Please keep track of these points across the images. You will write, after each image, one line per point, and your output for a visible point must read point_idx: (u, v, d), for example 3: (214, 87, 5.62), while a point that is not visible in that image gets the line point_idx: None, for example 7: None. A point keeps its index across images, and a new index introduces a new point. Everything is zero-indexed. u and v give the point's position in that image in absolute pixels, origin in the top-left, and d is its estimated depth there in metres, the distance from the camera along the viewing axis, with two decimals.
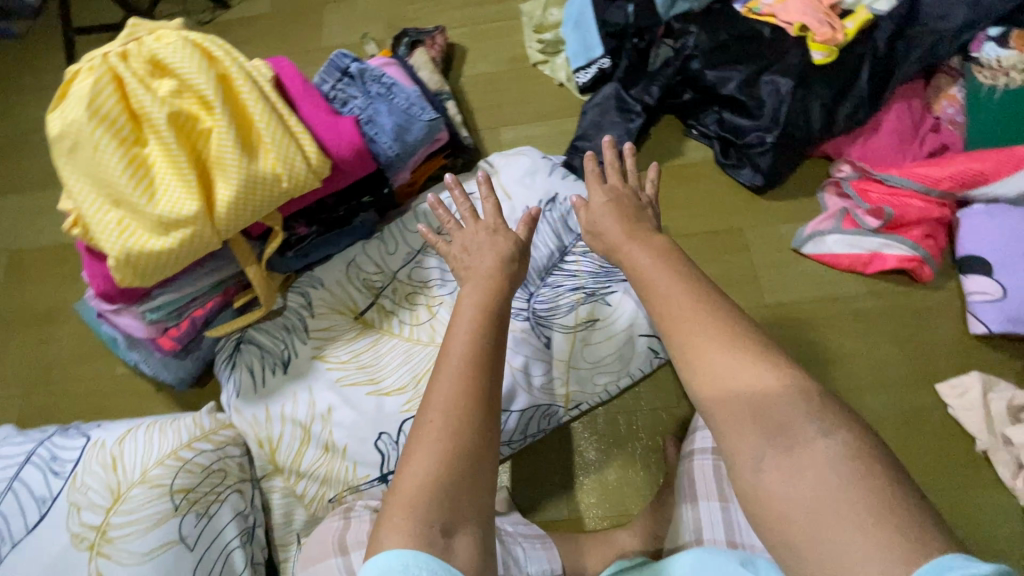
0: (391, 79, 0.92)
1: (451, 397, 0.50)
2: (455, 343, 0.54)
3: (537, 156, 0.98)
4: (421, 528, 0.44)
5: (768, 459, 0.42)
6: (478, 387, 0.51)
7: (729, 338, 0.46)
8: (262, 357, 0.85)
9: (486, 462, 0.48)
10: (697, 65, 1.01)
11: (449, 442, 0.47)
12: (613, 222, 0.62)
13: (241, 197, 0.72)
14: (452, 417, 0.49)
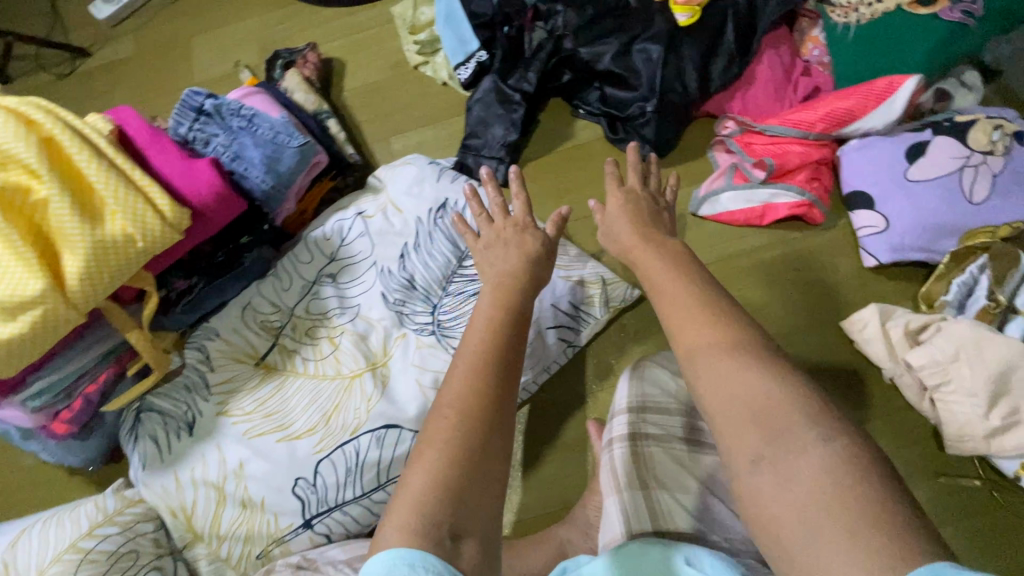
0: (251, 110, 0.87)
1: (463, 394, 0.50)
2: (468, 344, 0.56)
3: (423, 164, 0.95)
4: (424, 528, 0.43)
5: (765, 462, 0.41)
6: (488, 384, 0.51)
7: (738, 345, 0.47)
8: (165, 424, 0.81)
9: (490, 461, 0.47)
10: (570, 44, 1.00)
11: (457, 440, 0.47)
12: (628, 225, 0.68)
13: (93, 266, 0.67)
14: (464, 414, 0.49)
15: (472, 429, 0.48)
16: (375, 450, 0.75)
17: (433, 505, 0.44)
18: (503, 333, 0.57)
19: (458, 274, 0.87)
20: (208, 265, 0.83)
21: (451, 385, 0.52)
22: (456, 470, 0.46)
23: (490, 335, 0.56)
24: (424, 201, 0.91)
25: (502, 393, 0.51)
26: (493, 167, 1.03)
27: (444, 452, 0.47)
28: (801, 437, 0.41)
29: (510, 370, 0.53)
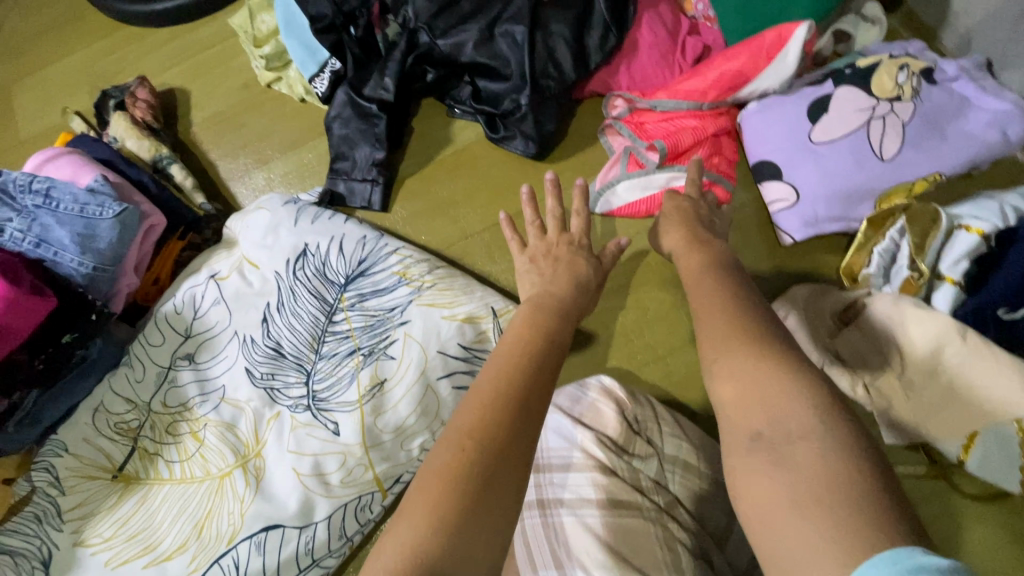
0: (45, 182, 0.73)
1: (477, 417, 0.41)
2: (492, 367, 0.46)
3: (277, 206, 0.82)
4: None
5: (760, 444, 0.37)
6: (509, 408, 0.42)
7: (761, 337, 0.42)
8: (13, 566, 0.69)
9: (499, 513, 0.38)
10: (425, 38, 0.86)
11: (471, 475, 0.38)
12: (675, 229, 0.62)
13: None
14: (479, 445, 0.40)
15: (480, 463, 0.39)
16: (255, 560, 0.65)
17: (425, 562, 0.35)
18: (536, 355, 0.47)
19: (330, 333, 0.75)
20: (29, 376, 0.71)
21: (472, 408, 0.42)
22: (458, 520, 0.36)
23: (515, 356, 0.47)
24: (280, 251, 0.79)
25: (528, 427, 0.42)
26: (366, 191, 0.90)
27: (447, 496, 0.37)
28: (796, 411, 0.37)
29: (543, 396, 0.44)
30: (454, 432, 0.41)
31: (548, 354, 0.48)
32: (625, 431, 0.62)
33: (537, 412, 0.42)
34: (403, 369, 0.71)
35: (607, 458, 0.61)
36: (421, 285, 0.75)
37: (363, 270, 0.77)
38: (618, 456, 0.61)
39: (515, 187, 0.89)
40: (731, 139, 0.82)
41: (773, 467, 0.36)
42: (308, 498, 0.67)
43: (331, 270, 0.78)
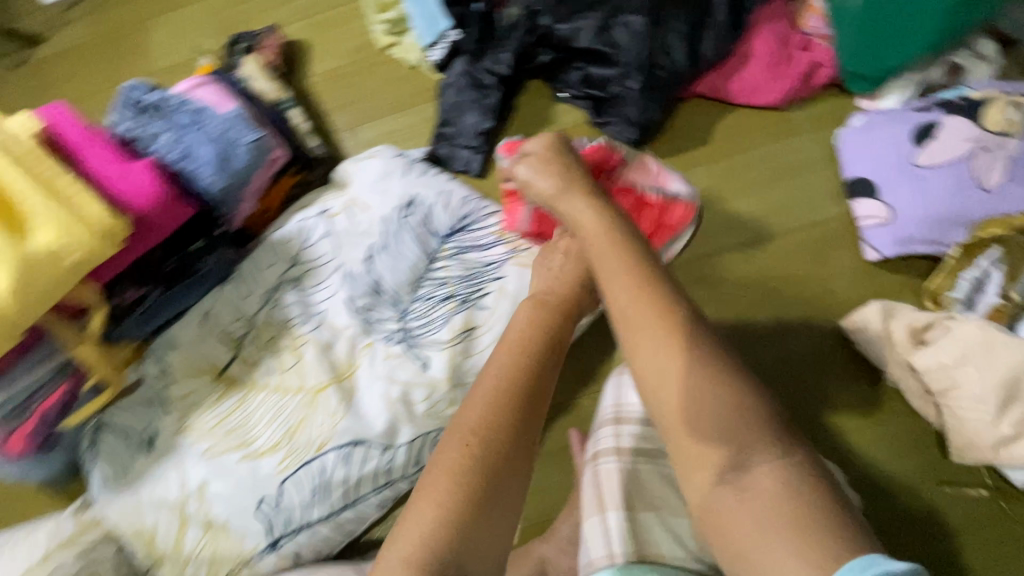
0: (198, 103, 0.80)
1: (479, 419, 0.51)
2: (490, 377, 0.55)
3: (390, 155, 0.88)
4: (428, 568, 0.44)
5: (726, 477, 0.45)
6: (500, 416, 0.51)
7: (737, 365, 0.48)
8: (126, 439, 0.78)
9: (496, 496, 0.48)
10: (547, 21, 0.91)
11: (470, 472, 0.48)
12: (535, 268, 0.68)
13: (21, 283, 0.62)
14: (476, 444, 0.49)
15: (479, 465, 0.48)
16: (341, 472, 0.71)
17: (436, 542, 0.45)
18: (526, 366, 0.56)
19: (428, 277, 0.81)
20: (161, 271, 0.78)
21: (475, 414, 0.52)
22: (463, 507, 0.46)
23: (507, 369, 0.55)
24: (389, 197, 0.85)
25: (521, 428, 0.51)
26: (467, 157, 0.96)
27: (454, 487, 0.47)
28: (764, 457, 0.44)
29: (530, 404, 0.53)
30: (457, 433, 0.51)
31: (539, 366, 0.56)
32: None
33: (528, 412, 0.52)
34: (492, 321, 0.77)
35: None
36: (517, 246, 0.80)
37: (464, 226, 0.83)
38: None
39: None
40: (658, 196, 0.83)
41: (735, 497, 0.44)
42: (395, 421, 0.73)
43: (434, 221, 0.84)
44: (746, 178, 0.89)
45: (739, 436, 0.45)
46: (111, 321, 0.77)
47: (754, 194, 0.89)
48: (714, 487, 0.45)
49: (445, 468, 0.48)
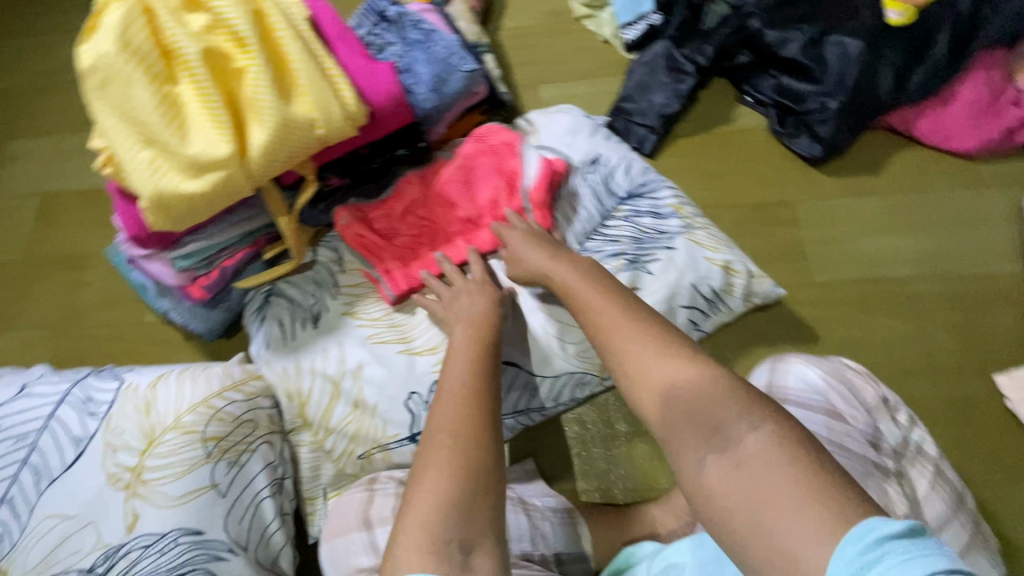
0: (430, 25, 0.85)
1: (455, 421, 0.57)
2: (452, 383, 0.63)
3: (579, 115, 0.92)
4: (434, 548, 0.48)
5: (709, 460, 0.42)
6: (474, 415, 0.58)
7: (660, 347, 0.49)
8: (291, 310, 0.81)
9: (489, 481, 0.53)
10: (757, 24, 0.94)
11: (457, 462, 0.54)
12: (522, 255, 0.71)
13: (277, 141, 0.68)
14: (461, 440, 0.56)
15: (467, 461, 0.54)
16: None
17: (436, 520, 0.49)
18: (475, 371, 0.64)
19: (598, 232, 0.85)
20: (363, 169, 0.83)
21: (447, 416, 0.58)
22: (455, 495, 0.51)
23: (468, 375, 0.63)
24: (575, 151, 0.89)
25: (493, 427, 0.58)
26: (642, 136, 0.98)
27: (453, 479, 0.52)
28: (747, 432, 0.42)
29: (491, 406, 0.60)
30: (433, 434, 0.57)
31: (483, 371, 0.64)
32: (873, 398, 0.71)
33: (481, 416, 0.59)
34: (656, 286, 0.79)
35: (857, 416, 0.69)
36: (692, 224, 0.83)
37: (642, 193, 0.87)
38: (867, 417, 0.69)
39: (778, 181, 0.95)
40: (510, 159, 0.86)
41: (732, 469, 0.41)
42: (547, 355, 0.80)
43: (614, 182, 0.87)
44: (922, 216, 0.89)
45: (665, 420, 0.46)
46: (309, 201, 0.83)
47: (928, 234, 0.88)
48: (704, 463, 0.43)
49: (434, 462, 0.54)
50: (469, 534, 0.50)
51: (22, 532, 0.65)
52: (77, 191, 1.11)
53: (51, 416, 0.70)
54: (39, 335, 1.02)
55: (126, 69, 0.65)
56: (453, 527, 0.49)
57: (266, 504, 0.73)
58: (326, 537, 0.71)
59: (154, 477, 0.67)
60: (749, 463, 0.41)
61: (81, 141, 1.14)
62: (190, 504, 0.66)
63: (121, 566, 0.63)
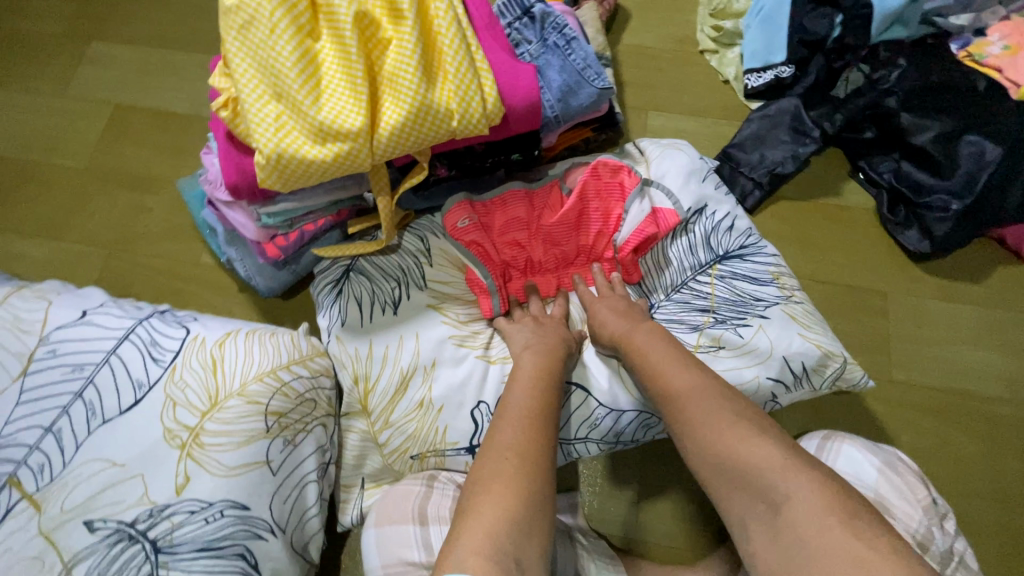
0: (573, 32, 0.80)
1: (520, 441, 0.57)
2: (517, 400, 0.62)
3: (695, 156, 0.89)
4: (494, 556, 0.47)
5: (752, 525, 0.54)
6: (538, 439, 0.58)
7: (717, 421, 0.59)
8: (372, 293, 0.78)
9: (544, 515, 0.52)
10: (894, 103, 0.91)
11: (520, 480, 0.53)
12: (609, 317, 0.76)
13: (409, 124, 0.64)
14: (523, 459, 0.55)
15: (526, 483, 0.53)
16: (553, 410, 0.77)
17: (499, 531, 0.49)
18: (538, 396, 0.64)
19: (688, 285, 0.84)
20: (472, 165, 0.79)
21: (509, 432, 0.58)
22: (516, 511, 0.51)
23: (531, 396, 0.63)
24: (686, 193, 0.86)
25: (552, 458, 0.57)
26: (746, 189, 0.95)
27: (512, 499, 0.51)
28: (792, 502, 0.52)
29: (552, 435, 0.59)
30: (498, 449, 0.56)
31: (547, 397, 0.63)
32: (927, 498, 0.68)
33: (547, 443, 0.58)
34: (744, 352, 0.77)
35: (908, 513, 0.67)
36: (791, 296, 0.81)
37: (743, 254, 0.83)
38: (918, 515, 0.67)
39: (876, 268, 0.92)
40: (613, 206, 0.85)
41: (770, 532, 0.53)
42: (618, 391, 0.77)
43: (716, 238, 0.84)
44: (1016, 338, 0.87)
45: (719, 484, 0.57)
46: (410, 186, 0.80)
47: (1018, 356, 0.86)
48: (751, 526, 0.55)
49: (497, 473, 0.54)
50: (526, 555, 0.48)
51: (64, 469, 0.62)
52: (154, 112, 1.06)
53: (113, 352, 0.67)
54: (89, 252, 0.98)
55: (278, 20, 0.62)
56: (513, 544, 0.48)
57: (311, 488, 0.70)
58: (372, 519, 0.70)
59: (211, 442, 0.64)
60: (789, 525, 0.52)
61: (166, 61, 1.09)
62: (242, 477, 0.64)
63: (163, 527, 0.60)
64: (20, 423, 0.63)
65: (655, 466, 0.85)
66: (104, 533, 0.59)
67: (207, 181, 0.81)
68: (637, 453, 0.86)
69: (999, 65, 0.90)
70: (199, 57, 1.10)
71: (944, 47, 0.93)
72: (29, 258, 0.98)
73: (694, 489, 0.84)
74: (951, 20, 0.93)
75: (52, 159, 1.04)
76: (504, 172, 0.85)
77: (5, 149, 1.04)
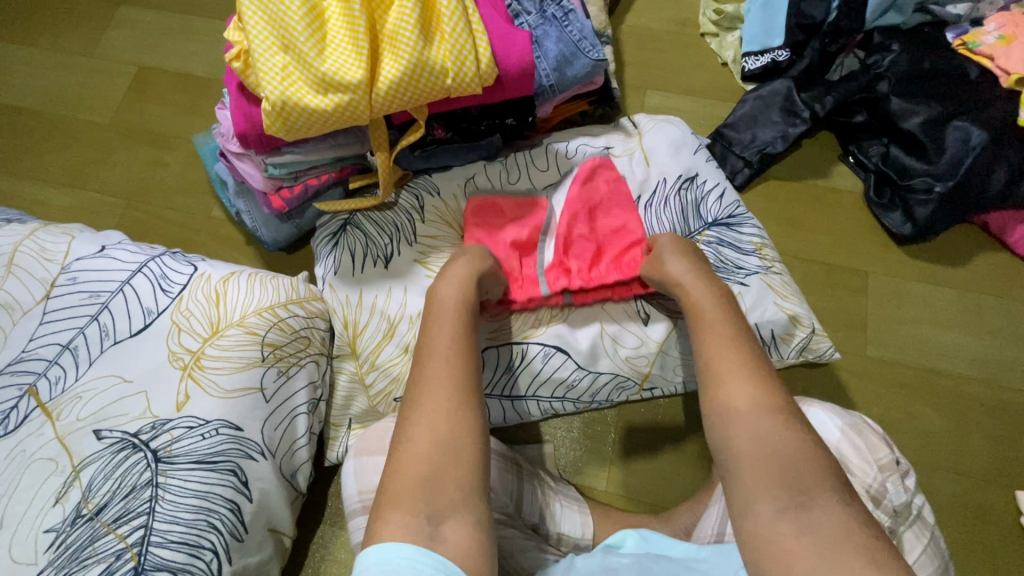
0: (571, 5, 0.83)
1: (430, 406, 0.54)
2: (434, 353, 0.59)
3: (687, 131, 0.91)
4: (407, 522, 0.47)
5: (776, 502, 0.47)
6: (455, 397, 0.55)
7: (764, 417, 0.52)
8: (365, 245, 0.83)
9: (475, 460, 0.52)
10: (885, 87, 0.92)
11: (434, 450, 0.51)
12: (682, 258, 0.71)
13: (406, 79, 0.68)
14: (439, 429, 0.53)
15: (446, 428, 0.53)
16: (533, 370, 0.80)
17: (432, 471, 0.50)
18: (461, 337, 0.61)
19: None
20: (468, 128, 0.82)
21: (434, 374, 0.57)
22: (435, 475, 0.50)
23: (452, 350, 0.59)
24: (676, 164, 0.88)
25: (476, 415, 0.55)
26: (737, 167, 0.97)
27: (424, 467, 0.50)
28: (815, 488, 0.47)
29: (471, 380, 0.57)
30: (411, 417, 0.54)
31: (468, 345, 0.61)
32: (888, 457, 0.69)
33: (459, 398, 0.55)
34: None
35: (864, 469, 0.68)
36: (770, 267, 0.83)
37: (729, 222, 0.85)
38: (874, 472, 0.68)
39: (859, 248, 0.94)
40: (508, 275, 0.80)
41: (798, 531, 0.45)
42: (596, 351, 0.80)
43: (705, 205, 0.86)
44: (991, 320, 0.89)
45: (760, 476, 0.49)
46: (408, 145, 0.83)
47: (992, 339, 0.89)
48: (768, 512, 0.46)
49: (422, 420, 0.53)
50: (444, 504, 0.49)
51: (76, 382, 0.67)
52: (175, 73, 1.12)
53: (127, 282, 0.73)
54: (110, 202, 1.04)
55: None
56: (422, 499, 0.49)
57: (301, 419, 0.75)
58: (352, 453, 0.76)
59: (211, 365, 0.70)
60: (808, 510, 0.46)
61: (190, 27, 1.15)
62: (237, 399, 0.69)
63: (163, 439, 0.66)
64: (41, 341, 0.69)
65: (630, 426, 0.89)
66: (110, 441, 0.65)
67: (220, 135, 0.86)
68: (613, 412, 0.89)
69: (993, 54, 0.90)
70: (219, 24, 1.15)
71: (940, 35, 0.95)
72: (54, 206, 1.05)
73: (667, 449, 0.88)
74: (946, 8, 0.95)
75: (79, 115, 1.10)
76: (501, 138, 0.88)
77: (36, 104, 1.11)
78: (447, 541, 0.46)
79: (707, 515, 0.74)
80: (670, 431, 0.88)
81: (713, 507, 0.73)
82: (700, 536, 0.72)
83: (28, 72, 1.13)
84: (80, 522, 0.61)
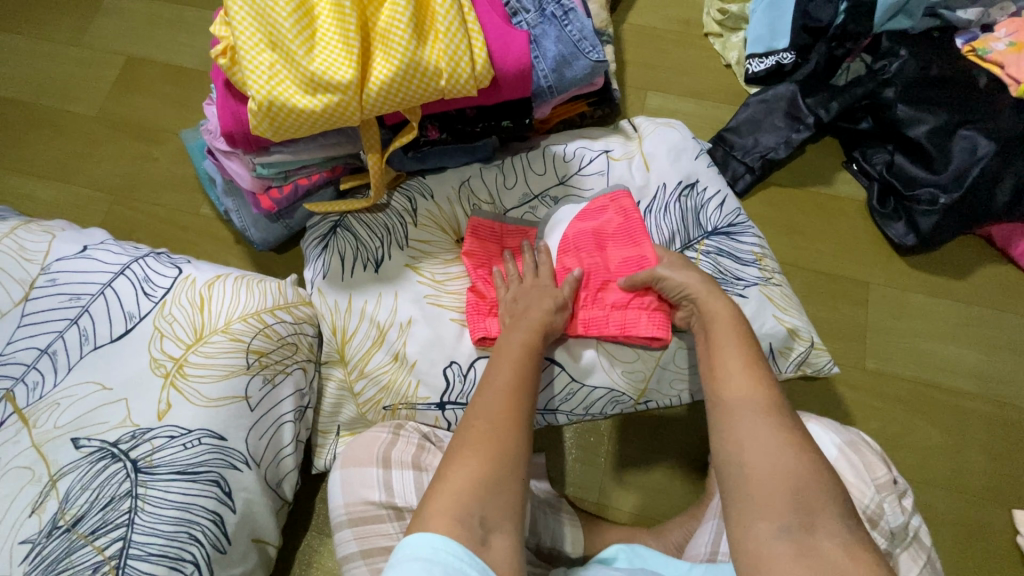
0: (571, 3, 0.80)
1: (490, 420, 0.54)
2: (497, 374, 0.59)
3: (688, 135, 0.89)
4: (454, 521, 0.47)
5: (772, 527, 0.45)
6: (515, 417, 0.54)
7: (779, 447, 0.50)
8: (355, 249, 0.81)
9: (519, 472, 0.51)
10: (891, 95, 0.89)
11: (490, 462, 0.51)
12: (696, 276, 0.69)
13: (399, 80, 0.66)
14: (495, 440, 0.52)
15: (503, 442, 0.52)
16: None
17: (479, 487, 0.49)
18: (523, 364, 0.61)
19: None
20: (463, 129, 0.80)
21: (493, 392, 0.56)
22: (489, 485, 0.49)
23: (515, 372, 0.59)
24: (676, 170, 0.86)
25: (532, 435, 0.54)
26: (738, 172, 0.95)
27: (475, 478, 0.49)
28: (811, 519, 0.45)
29: (530, 402, 0.56)
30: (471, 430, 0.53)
31: (531, 370, 0.60)
32: (885, 476, 0.68)
33: (517, 418, 0.54)
34: None
35: (862, 489, 0.66)
36: (770, 278, 0.81)
37: (729, 232, 0.84)
38: (871, 492, 0.66)
39: (860, 258, 0.93)
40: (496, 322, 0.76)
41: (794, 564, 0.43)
42: (592, 364, 0.78)
43: (705, 214, 0.84)
44: (993, 335, 0.88)
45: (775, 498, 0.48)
46: (401, 147, 0.80)
47: (993, 354, 0.87)
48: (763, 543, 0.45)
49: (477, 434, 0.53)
50: (487, 516, 0.48)
51: (54, 388, 0.65)
52: (164, 65, 1.09)
53: (108, 285, 0.71)
54: (96, 196, 1.02)
55: None
56: (474, 508, 0.48)
57: (287, 428, 0.73)
58: (339, 463, 0.74)
59: (194, 373, 0.68)
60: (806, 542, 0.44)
61: (180, 16, 1.12)
62: (222, 408, 0.67)
63: (144, 449, 0.64)
64: (18, 345, 0.67)
65: (624, 435, 0.87)
66: (88, 450, 0.63)
67: (208, 132, 0.84)
68: (608, 421, 0.88)
69: (1003, 61, 0.88)
70: (210, 14, 1.12)
71: (950, 41, 0.93)
72: (38, 200, 1.02)
73: (661, 460, 0.87)
74: (957, 13, 0.92)
75: (64, 106, 1.07)
76: (497, 139, 0.85)
77: (20, 93, 1.08)
78: (493, 551, 0.46)
79: (701, 531, 0.72)
80: (667, 442, 0.87)
81: (708, 522, 0.71)
82: (693, 553, 0.70)
83: (13, 59, 1.10)
84: (56, 533, 0.60)
